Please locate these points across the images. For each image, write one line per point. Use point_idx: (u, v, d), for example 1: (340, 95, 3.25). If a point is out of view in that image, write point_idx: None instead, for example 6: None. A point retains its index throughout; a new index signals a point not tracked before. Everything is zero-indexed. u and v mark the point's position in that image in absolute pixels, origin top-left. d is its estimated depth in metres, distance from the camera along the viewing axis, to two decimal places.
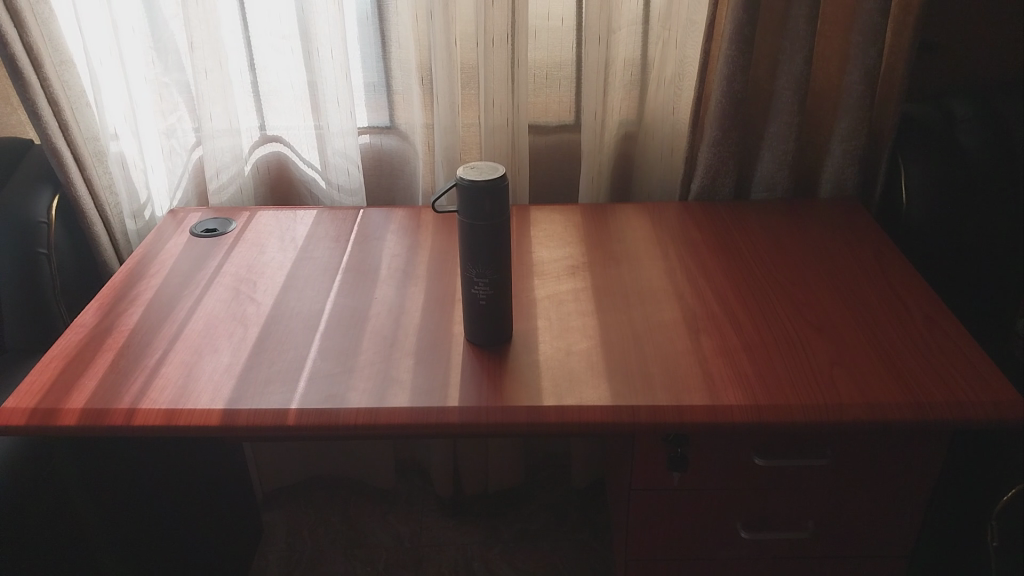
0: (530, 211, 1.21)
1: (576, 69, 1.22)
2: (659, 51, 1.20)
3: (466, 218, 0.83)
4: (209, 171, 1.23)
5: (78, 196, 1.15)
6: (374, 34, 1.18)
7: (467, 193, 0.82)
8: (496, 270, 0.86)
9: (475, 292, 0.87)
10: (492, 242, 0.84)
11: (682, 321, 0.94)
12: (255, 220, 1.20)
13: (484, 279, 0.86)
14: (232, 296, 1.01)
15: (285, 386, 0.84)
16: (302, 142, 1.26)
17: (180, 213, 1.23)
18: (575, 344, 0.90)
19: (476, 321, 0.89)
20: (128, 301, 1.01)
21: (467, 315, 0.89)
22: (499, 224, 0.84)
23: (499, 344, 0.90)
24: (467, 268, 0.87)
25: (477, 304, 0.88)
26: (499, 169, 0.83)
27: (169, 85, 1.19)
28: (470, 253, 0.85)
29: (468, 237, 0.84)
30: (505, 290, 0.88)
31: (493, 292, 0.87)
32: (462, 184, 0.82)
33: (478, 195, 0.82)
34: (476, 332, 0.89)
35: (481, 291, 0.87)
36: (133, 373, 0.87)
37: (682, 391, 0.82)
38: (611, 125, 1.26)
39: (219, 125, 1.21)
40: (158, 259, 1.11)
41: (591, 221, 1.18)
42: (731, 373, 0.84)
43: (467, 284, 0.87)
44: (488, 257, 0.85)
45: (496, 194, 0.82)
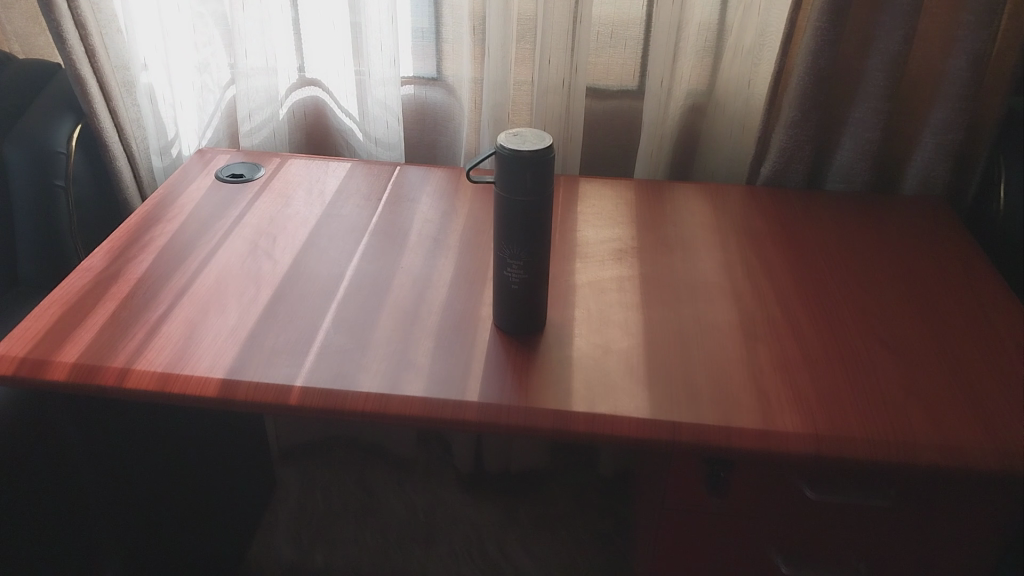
0: (578, 182, 1.11)
1: (644, 29, 1.10)
2: (740, 16, 1.07)
3: (503, 192, 0.74)
4: (242, 112, 1.16)
5: (101, 128, 1.07)
6: None
7: (505, 164, 0.72)
8: (532, 252, 0.77)
9: (507, 273, 0.78)
10: (530, 221, 0.75)
11: (739, 325, 0.83)
12: (285, 168, 1.13)
13: (518, 260, 0.77)
14: (249, 250, 0.94)
15: (291, 359, 0.77)
16: (341, 88, 1.17)
17: (208, 153, 1.16)
18: (615, 340, 0.81)
19: (506, 304, 0.80)
20: (140, 246, 0.94)
21: (497, 296, 0.81)
22: (539, 201, 0.74)
23: (530, 333, 0.81)
24: (501, 246, 0.78)
25: (507, 286, 0.79)
26: (546, 139, 0.73)
27: (205, 15, 1.10)
28: (504, 230, 0.76)
29: (503, 213, 0.75)
30: (541, 273, 0.79)
31: (526, 276, 0.78)
32: (501, 153, 0.72)
33: (517, 168, 0.72)
34: (505, 316, 0.81)
35: (513, 272, 0.78)
36: (132, 328, 0.80)
37: (731, 416, 0.72)
38: (677, 93, 1.13)
39: (256, 62, 1.13)
40: (178, 202, 1.04)
41: (644, 200, 1.07)
42: (789, 396, 0.75)
43: (499, 263, 0.79)
44: (523, 237, 0.76)
45: (538, 168, 0.72)
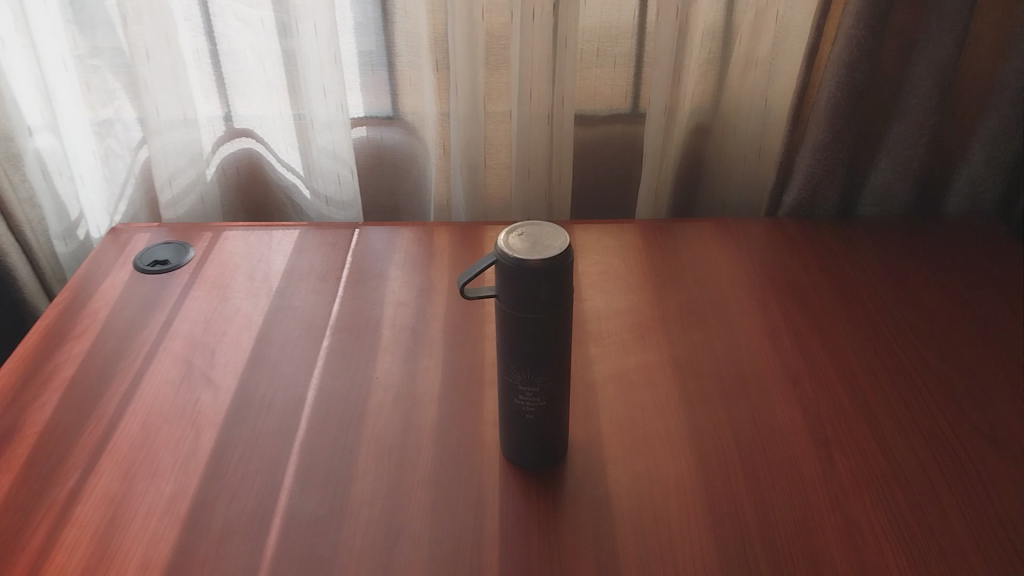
0: (575, 232, 0.92)
1: (636, 44, 0.92)
2: (750, 22, 0.90)
3: (510, 311, 0.55)
4: (160, 179, 0.95)
5: None
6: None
7: (513, 277, 0.53)
8: (551, 377, 0.59)
9: (519, 404, 0.60)
10: (549, 344, 0.56)
11: (802, 418, 0.67)
12: (220, 244, 0.93)
13: (533, 390, 0.59)
14: (182, 372, 0.76)
15: (248, 542, 0.60)
16: (278, 138, 0.97)
17: (123, 233, 0.95)
18: (658, 463, 0.64)
19: (518, 437, 0.63)
20: (43, 381, 0.75)
21: (505, 427, 0.63)
22: (560, 318, 0.56)
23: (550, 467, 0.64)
24: (508, 372, 0.59)
25: (520, 417, 0.61)
26: (564, 238, 0.54)
27: (101, 66, 0.89)
28: (512, 355, 0.58)
29: (511, 336, 0.57)
30: (562, 397, 0.61)
31: (545, 405, 0.60)
32: (505, 262, 0.53)
33: (531, 282, 0.53)
34: (517, 450, 0.64)
35: (528, 403, 0.60)
36: (34, 515, 0.63)
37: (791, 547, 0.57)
38: (681, 116, 0.96)
39: (169, 118, 0.92)
40: (90, 306, 0.84)
41: (654, 246, 0.90)
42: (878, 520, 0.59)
43: (506, 391, 0.61)
44: (539, 362, 0.57)
45: (557, 280, 0.54)
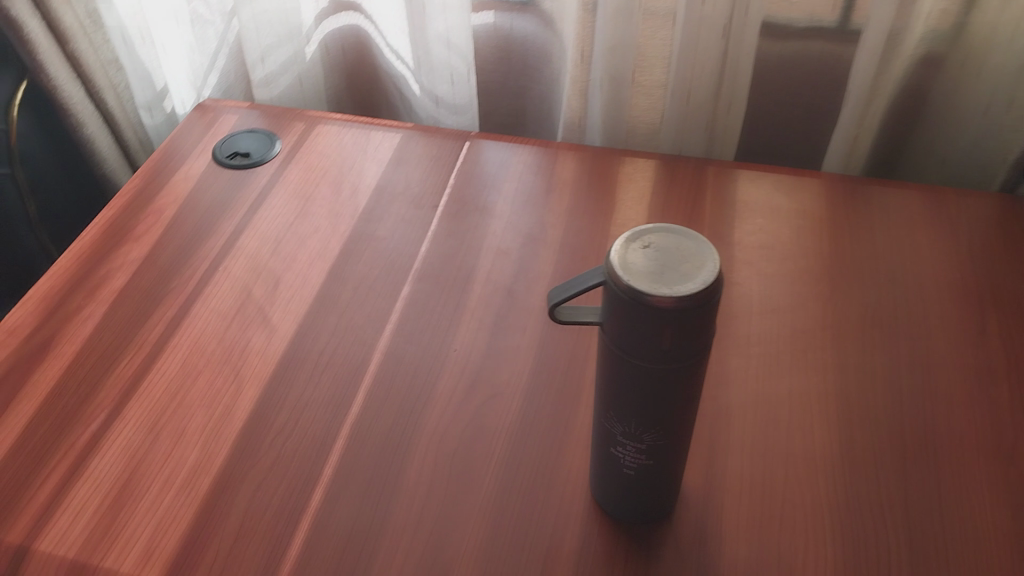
0: (737, 177, 0.76)
1: None
2: None
3: (620, 351, 0.42)
4: (252, 54, 0.82)
5: (54, 86, 0.77)
6: None
7: (627, 311, 0.40)
8: (664, 436, 0.45)
9: (616, 455, 0.48)
10: (668, 398, 0.43)
11: (1000, 514, 0.51)
12: (311, 139, 0.80)
13: (638, 446, 0.46)
14: (238, 301, 0.64)
15: (271, 549, 0.49)
16: (388, 19, 0.81)
17: (211, 110, 0.83)
18: (796, 541, 0.50)
19: (611, 490, 0.50)
20: (89, 289, 0.65)
21: (596, 473, 0.51)
22: (689, 370, 0.42)
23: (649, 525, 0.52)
24: (609, 419, 0.46)
25: (617, 471, 0.48)
26: (712, 265, 0.39)
27: None
28: (618, 402, 0.44)
29: (618, 380, 0.43)
30: (677, 457, 0.48)
31: (651, 464, 0.47)
32: (621, 291, 0.39)
33: (652, 323, 0.39)
34: (606, 502, 0.51)
35: (630, 458, 0.47)
36: (45, 465, 0.53)
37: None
38: (906, 41, 0.72)
39: None
40: (157, 198, 0.73)
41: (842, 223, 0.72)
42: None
43: (603, 438, 0.48)
44: (653, 416, 0.44)
45: (691, 324, 0.39)
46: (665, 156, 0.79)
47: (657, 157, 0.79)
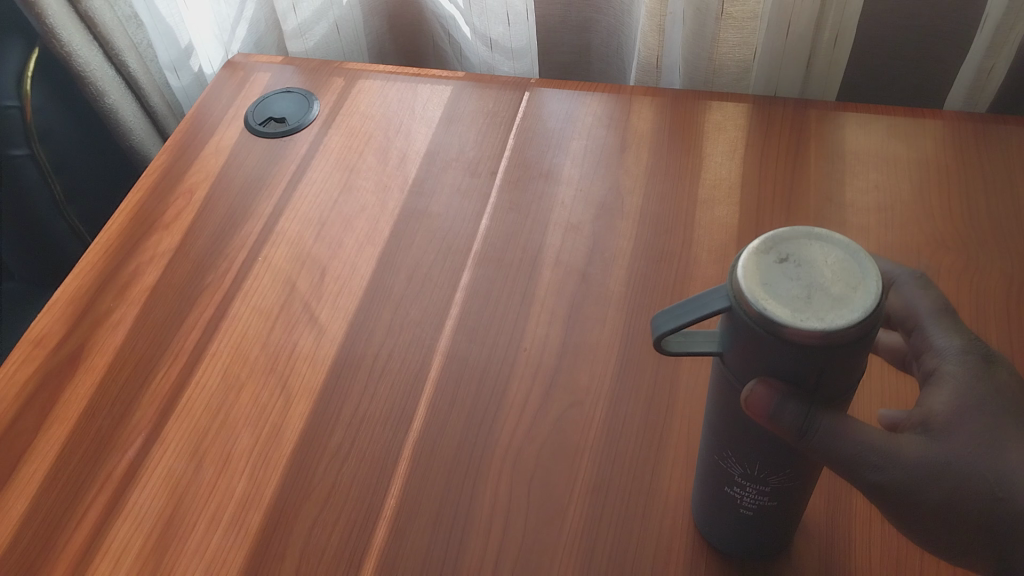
0: (844, 120, 0.65)
1: None
2: None
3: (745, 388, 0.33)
4: (282, 3, 0.72)
5: (69, 53, 0.69)
6: None
7: (760, 342, 0.31)
8: (792, 480, 0.37)
9: (731, 496, 0.40)
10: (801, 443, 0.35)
11: None
12: (353, 98, 0.71)
13: (758, 490, 0.38)
14: (281, 296, 0.57)
15: None
16: None
17: (241, 66, 0.75)
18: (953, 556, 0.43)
19: (720, 527, 0.42)
20: (119, 289, 0.59)
21: (700, 506, 0.43)
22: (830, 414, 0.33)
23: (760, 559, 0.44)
24: (723, 459, 0.38)
25: (731, 510, 0.41)
26: (874, 285, 0.30)
27: None
28: (736, 442, 0.36)
29: (740, 417, 0.35)
30: (804, 496, 0.40)
31: (772, 507, 0.39)
32: (754, 322, 0.30)
33: (793, 357, 0.30)
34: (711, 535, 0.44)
35: (747, 500, 0.39)
36: (81, 500, 0.48)
37: (788, 436, 0.32)
38: None
39: None
40: (188, 175, 0.66)
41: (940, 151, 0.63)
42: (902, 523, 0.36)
43: (713, 474, 0.40)
44: (780, 460, 0.36)
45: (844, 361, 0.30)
46: (757, 98, 0.68)
47: (748, 99, 0.68)
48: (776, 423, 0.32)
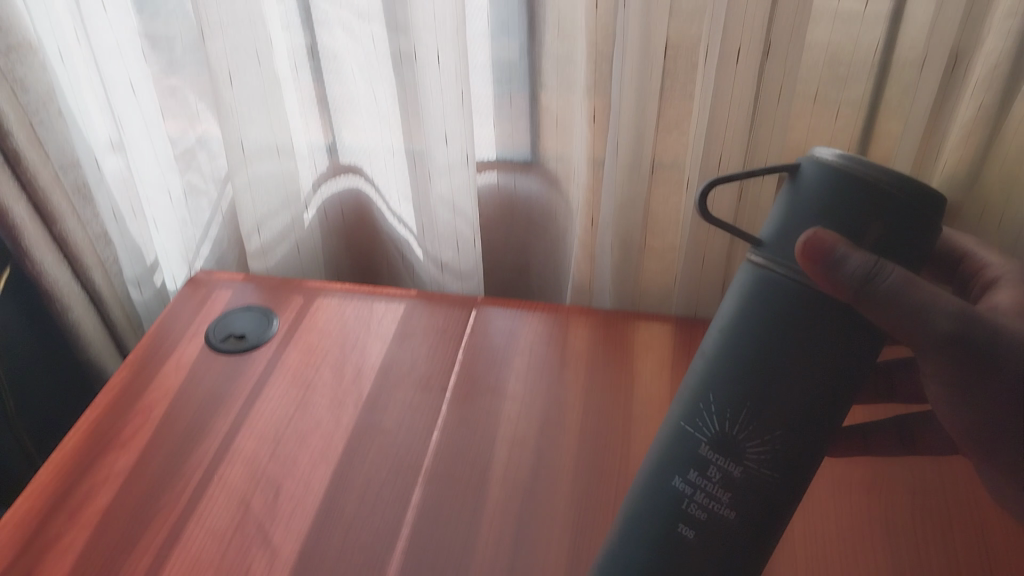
0: None
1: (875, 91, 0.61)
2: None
3: (784, 268, 0.41)
4: (247, 225, 0.78)
5: (41, 273, 0.73)
6: (519, 15, 0.68)
7: (824, 190, 0.39)
8: (756, 482, 0.42)
9: (681, 492, 0.44)
10: (808, 386, 0.40)
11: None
12: (311, 316, 0.76)
13: (719, 481, 0.42)
14: (234, 517, 0.59)
15: None
16: (390, 186, 0.79)
17: (204, 285, 0.80)
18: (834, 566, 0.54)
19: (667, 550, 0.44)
20: (71, 511, 0.59)
21: (638, 519, 0.45)
22: (852, 359, 0.40)
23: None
24: (697, 430, 0.43)
25: (671, 527, 0.44)
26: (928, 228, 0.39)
27: (182, 88, 0.71)
28: (725, 398, 0.42)
29: (747, 346, 0.42)
30: (749, 543, 0.43)
31: (722, 522, 0.43)
32: (826, 166, 0.39)
33: (853, 208, 0.38)
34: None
35: (699, 505, 0.43)
36: None
37: (847, 288, 0.37)
38: None
39: (258, 145, 0.73)
40: (148, 392, 0.69)
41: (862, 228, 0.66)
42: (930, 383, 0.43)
43: (678, 461, 0.44)
44: (794, 419, 0.41)
45: (907, 227, 0.38)
46: (679, 320, 0.75)
47: (670, 320, 0.75)
48: (830, 271, 0.37)
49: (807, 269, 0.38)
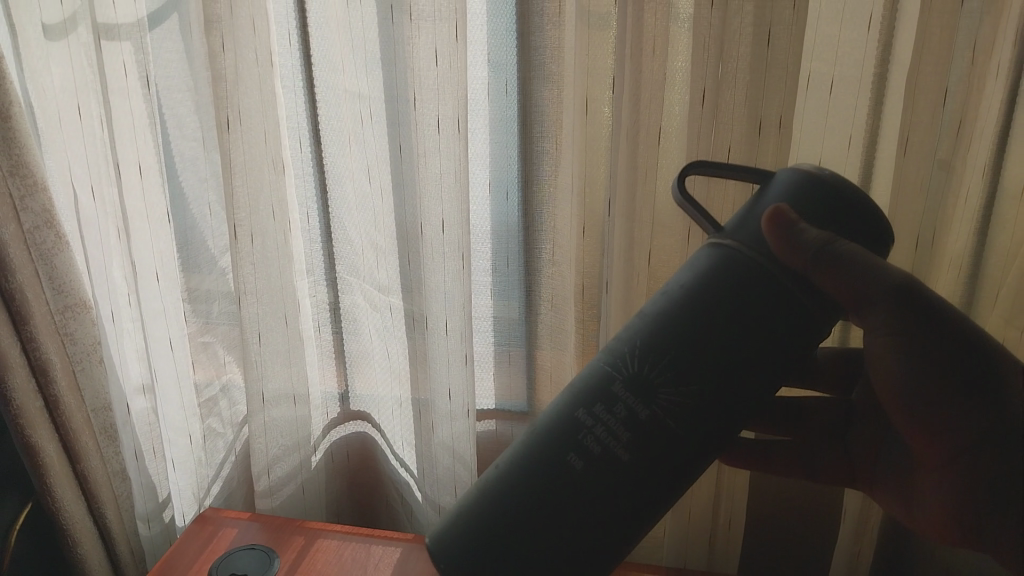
0: None
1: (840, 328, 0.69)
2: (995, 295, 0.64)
3: (745, 246, 0.44)
4: (258, 466, 0.80)
5: (60, 509, 0.77)
6: (518, 286, 0.77)
7: (790, 189, 0.44)
8: (654, 426, 0.44)
9: (582, 423, 0.46)
10: (723, 341, 0.43)
11: None
12: (311, 556, 0.75)
13: (620, 418, 0.45)
14: None
15: None
16: (395, 430, 0.85)
17: (211, 523, 0.81)
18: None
19: (563, 436, 0.46)
20: None
21: (536, 443, 0.48)
22: (782, 312, 0.43)
23: (518, 550, 0.47)
24: (615, 368, 0.46)
25: (563, 454, 0.46)
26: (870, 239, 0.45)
27: (214, 343, 0.80)
28: (634, 370, 0.45)
29: (691, 289, 0.45)
30: (632, 494, 0.45)
31: (612, 460, 0.44)
32: (797, 175, 0.45)
33: (829, 204, 0.43)
34: (486, 526, 0.48)
35: (596, 438, 0.45)
36: None
37: (807, 251, 0.41)
38: None
39: (276, 393, 0.78)
40: None
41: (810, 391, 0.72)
42: (891, 378, 0.48)
43: (588, 395, 0.46)
44: (699, 388, 0.43)
45: (853, 227, 0.43)
46: (670, 570, 0.73)
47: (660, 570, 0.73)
48: (789, 240, 0.42)
49: (768, 234, 0.42)
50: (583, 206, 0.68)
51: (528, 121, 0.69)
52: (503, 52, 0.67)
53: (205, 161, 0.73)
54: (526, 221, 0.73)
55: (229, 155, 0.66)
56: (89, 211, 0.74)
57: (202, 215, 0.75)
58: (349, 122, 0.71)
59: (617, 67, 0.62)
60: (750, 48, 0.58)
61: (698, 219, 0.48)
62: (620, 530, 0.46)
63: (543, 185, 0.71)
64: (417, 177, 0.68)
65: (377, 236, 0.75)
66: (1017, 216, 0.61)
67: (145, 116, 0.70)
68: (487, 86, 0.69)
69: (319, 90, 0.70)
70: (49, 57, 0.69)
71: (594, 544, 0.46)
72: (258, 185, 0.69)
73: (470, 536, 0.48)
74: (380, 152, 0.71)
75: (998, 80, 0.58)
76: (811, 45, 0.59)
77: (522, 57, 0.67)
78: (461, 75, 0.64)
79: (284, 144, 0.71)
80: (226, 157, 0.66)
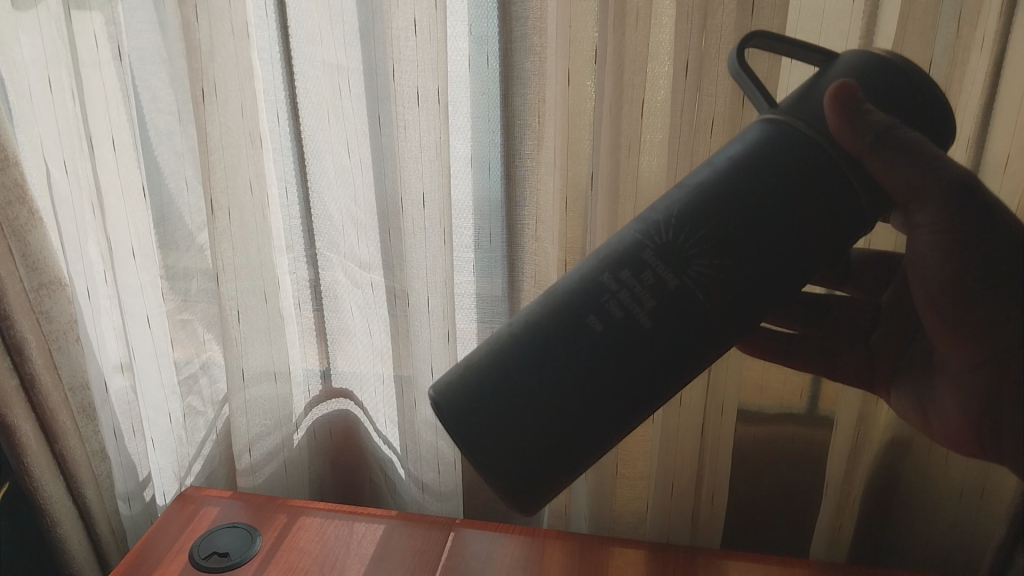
0: (730, 566, 0.70)
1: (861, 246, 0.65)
2: None
3: (802, 120, 0.41)
4: (239, 445, 0.80)
5: (37, 488, 0.77)
6: (501, 262, 0.76)
7: (856, 68, 0.41)
8: (682, 296, 0.41)
9: (605, 287, 0.43)
10: (764, 215, 0.41)
11: None
12: (293, 534, 0.75)
13: (648, 284, 0.42)
14: None
15: None
16: (378, 408, 0.84)
17: (193, 501, 0.80)
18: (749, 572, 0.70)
19: (585, 303, 0.43)
20: None
21: (550, 308, 0.44)
22: (824, 189, 0.41)
23: (512, 412, 0.43)
24: (647, 235, 0.43)
25: (581, 319, 0.43)
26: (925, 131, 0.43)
27: (193, 320, 0.79)
28: (668, 236, 0.42)
29: (738, 158, 0.42)
30: (650, 370, 0.42)
31: (634, 327, 0.42)
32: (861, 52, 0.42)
33: (895, 88, 0.41)
34: (478, 386, 0.44)
35: (619, 302, 0.42)
36: None
37: (867, 134, 0.39)
38: (876, 428, 0.73)
39: (257, 371, 0.77)
40: None
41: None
42: (932, 268, 0.46)
43: (616, 259, 0.43)
44: (733, 264, 0.41)
45: (916, 116, 0.42)
46: (652, 544, 0.73)
47: (645, 545, 0.73)
48: (850, 118, 0.40)
49: (829, 111, 0.40)
50: (565, 180, 0.67)
51: (510, 93, 0.68)
52: (485, 23, 0.66)
53: (180, 134, 0.71)
54: (509, 195, 0.73)
55: (204, 130, 0.65)
56: (63, 187, 0.72)
57: (179, 190, 0.74)
58: (328, 95, 0.70)
59: (600, 39, 0.61)
60: (734, 19, 0.57)
61: (750, 92, 0.44)
62: (624, 410, 0.43)
63: (526, 158, 0.70)
64: (397, 152, 0.67)
65: (358, 211, 0.74)
66: (1001, 188, 0.60)
67: (117, 89, 0.68)
68: (468, 57, 0.67)
69: (297, 64, 0.69)
70: (17, 27, 0.67)
71: (586, 420, 0.43)
72: (234, 160, 0.67)
73: (459, 396, 0.44)
74: (360, 127, 0.70)
75: (982, 53, 0.58)
76: (795, 15, 0.59)
77: (504, 29, 0.66)
78: (442, 46, 0.63)
79: (262, 119, 0.70)
80: (201, 131, 0.65)
